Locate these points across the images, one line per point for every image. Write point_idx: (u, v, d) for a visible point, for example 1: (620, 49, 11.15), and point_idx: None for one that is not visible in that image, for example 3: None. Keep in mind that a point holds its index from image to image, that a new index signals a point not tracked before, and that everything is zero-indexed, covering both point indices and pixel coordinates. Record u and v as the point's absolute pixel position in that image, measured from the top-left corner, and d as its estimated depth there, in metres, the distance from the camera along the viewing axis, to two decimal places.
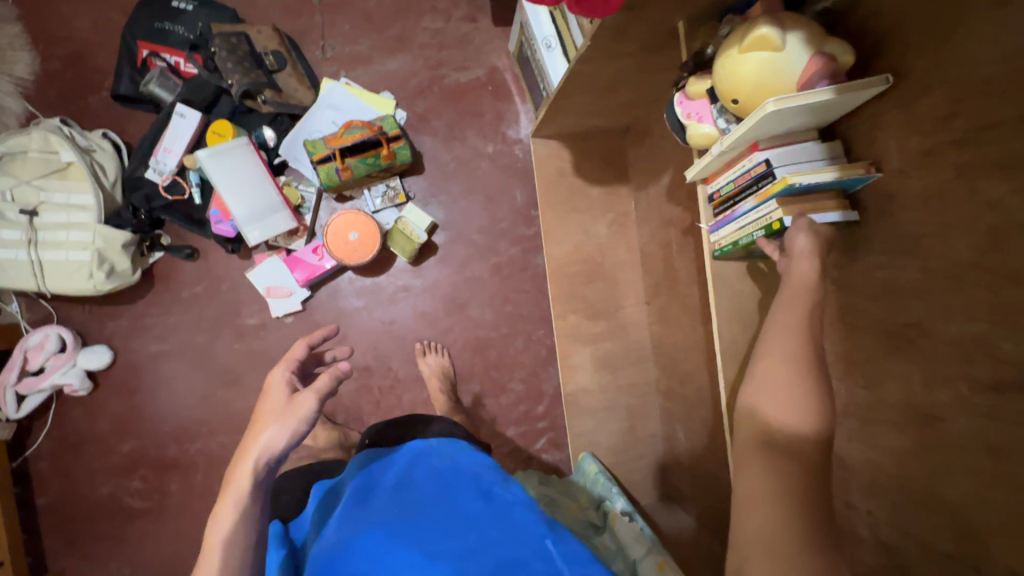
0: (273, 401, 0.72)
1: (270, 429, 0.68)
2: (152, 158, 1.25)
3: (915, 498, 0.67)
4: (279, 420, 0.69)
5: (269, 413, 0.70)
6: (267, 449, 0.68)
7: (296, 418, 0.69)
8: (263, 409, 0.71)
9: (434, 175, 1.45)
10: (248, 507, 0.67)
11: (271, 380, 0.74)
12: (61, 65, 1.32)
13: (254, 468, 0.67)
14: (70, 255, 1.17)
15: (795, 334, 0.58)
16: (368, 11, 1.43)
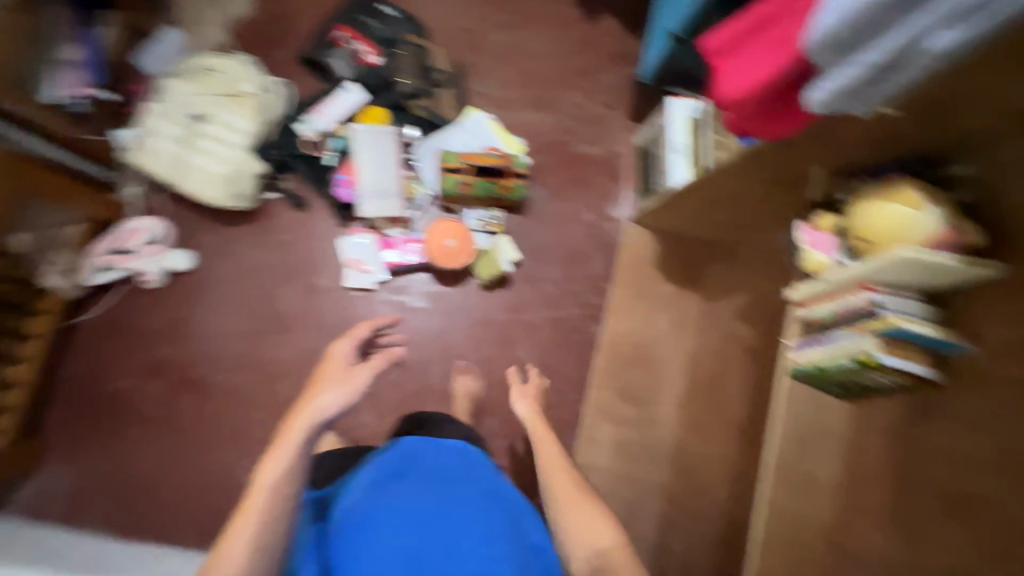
0: (337, 368, 0.97)
1: (328, 393, 0.88)
2: (307, 115, 1.39)
3: None
4: (337, 389, 0.89)
5: (332, 375, 0.95)
6: (322, 410, 0.85)
7: (351, 387, 0.90)
8: (324, 377, 0.94)
9: (531, 219, 1.56)
10: (298, 455, 0.81)
11: (332, 353, 1.01)
12: (265, 16, 1.49)
13: (309, 425, 0.84)
14: (209, 166, 1.30)
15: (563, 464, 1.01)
16: (529, 68, 1.61)
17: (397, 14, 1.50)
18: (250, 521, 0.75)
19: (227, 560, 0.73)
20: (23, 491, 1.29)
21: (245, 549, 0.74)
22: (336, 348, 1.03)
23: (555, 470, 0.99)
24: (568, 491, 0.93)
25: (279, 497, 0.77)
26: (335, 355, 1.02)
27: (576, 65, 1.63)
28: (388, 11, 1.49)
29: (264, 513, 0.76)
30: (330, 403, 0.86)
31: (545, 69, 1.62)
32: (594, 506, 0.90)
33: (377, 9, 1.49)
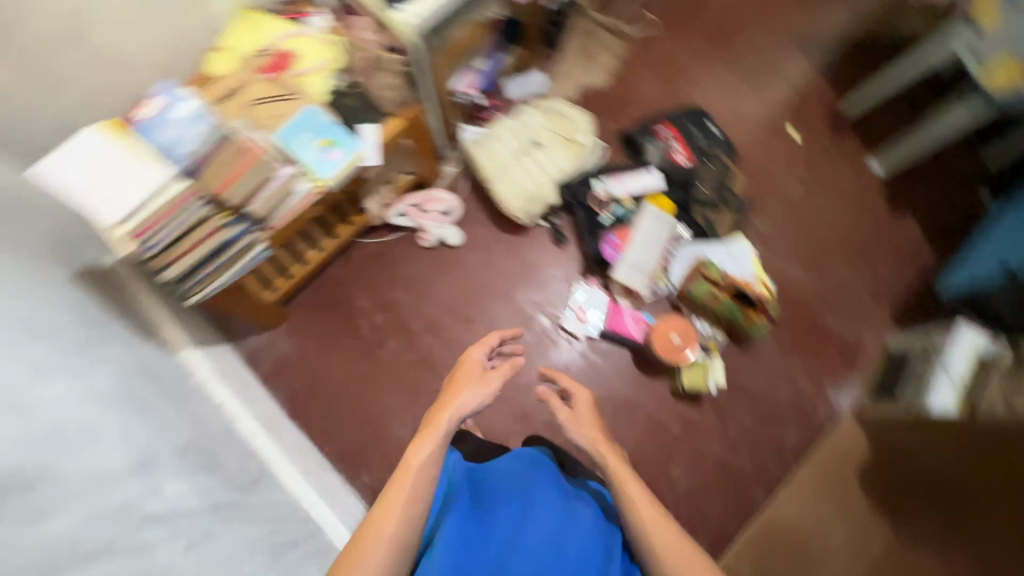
0: (471, 374, 1.13)
1: (469, 392, 1.06)
2: (606, 177, 1.56)
3: None
4: (473, 389, 1.07)
5: (477, 377, 1.11)
6: (461, 409, 1.03)
7: (484, 388, 1.08)
8: (460, 380, 1.11)
9: (749, 358, 1.55)
10: (441, 443, 0.96)
11: (467, 357, 1.15)
12: (613, 92, 1.75)
13: (450, 421, 1.00)
14: (524, 179, 1.51)
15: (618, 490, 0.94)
16: (809, 228, 1.66)
17: (718, 134, 1.66)
18: (405, 488, 0.86)
19: (382, 523, 0.82)
20: (249, 340, 1.54)
21: (396, 515, 0.83)
22: (469, 353, 1.18)
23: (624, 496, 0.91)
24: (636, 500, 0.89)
25: (430, 473, 0.90)
26: (468, 359, 1.16)
27: (857, 246, 1.64)
28: (713, 128, 1.66)
29: (416, 483, 0.88)
30: (469, 401, 1.05)
31: (824, 236, 1.66)
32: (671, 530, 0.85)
33: (704, 124, 1.67)
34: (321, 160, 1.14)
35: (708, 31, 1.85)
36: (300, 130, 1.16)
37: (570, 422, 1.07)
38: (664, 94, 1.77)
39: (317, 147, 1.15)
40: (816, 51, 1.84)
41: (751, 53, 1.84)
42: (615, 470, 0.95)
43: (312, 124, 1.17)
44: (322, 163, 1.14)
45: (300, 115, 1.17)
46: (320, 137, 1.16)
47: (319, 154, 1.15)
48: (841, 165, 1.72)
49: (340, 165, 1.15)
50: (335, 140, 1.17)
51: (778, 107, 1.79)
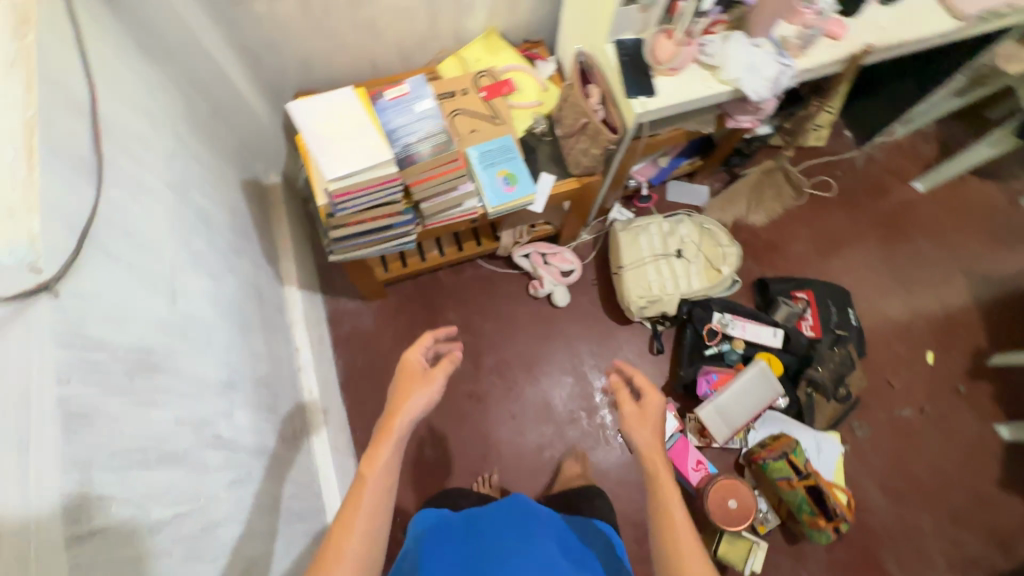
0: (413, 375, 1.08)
1: (413, 395, 1.02)
2: (729, 314, 1.53)
3: None
4: (422, 390, 1.03)
5: (424, 381, 1.04)
6: (410, 414, 1.00)
7: (430, 389, 1.04)
8: (406, 383, 1.07)
9: (791, 559, 1.43)
10: (396, 451, 0.93)
11: (409, 360, 1.09)
12: (768, 237, 1.73)
13: (400, 427, 0.97)
14: (651, 281, 1.47)
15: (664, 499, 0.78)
16: (908, 460, 1.54)
17: (854, 326, 1.59)
18: (368, 503, 0.85)
19: (345, 544, 0.81)
20: (339, 297, 1.58)
21: (361, 532, 0.83)
22: (411, 354, 1.11)
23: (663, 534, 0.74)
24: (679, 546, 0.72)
25: (390, 488, 0.88)
26: (408, 362, 1.10)
27: (950, 502, 1.51)
28: (851, 318, 1.59)
29: (378, 496, 0.87)
30: (414, 409, 1.01)
31: (920, 476, 1.53)
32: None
33: (845, 310, 1.60)
34: (494, 188, 1.21)
35: (883, 223, 1.81)
36: (487, 155, 1.23)
37: (631, 420, 0.89)
38: (814, 262, 1.73)
39: (495, 175, 1.22)
40: (985, 291, 1.75)
41: (917, 261, 1.77)
42: (662, 493, 0.78)
43: (500, 153, 1.24)
44: (493, 191, 1.21)
45: (492, 142, 1.24)
46: (501, 167, 1.23)
47: (494, 183, 1.21)
48: (967, 413, 1.60)
49: (508, 200, 1.21)
50: (514, 176, 1.23)
51: (925, 325, 1.70)
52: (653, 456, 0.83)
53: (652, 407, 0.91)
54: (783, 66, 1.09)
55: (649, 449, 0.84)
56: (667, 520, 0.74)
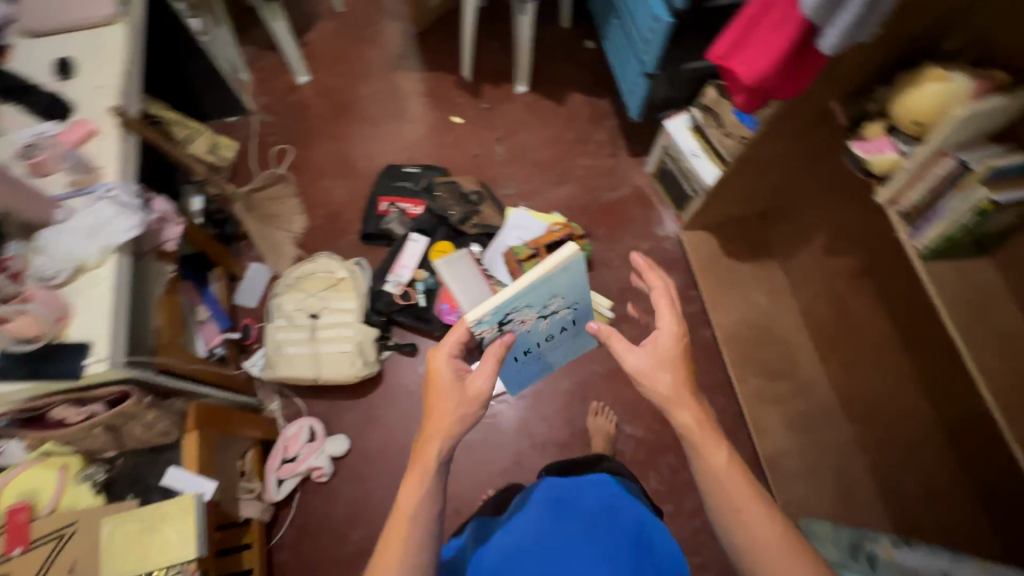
0: (446, 381, 0.81)
1: (444, 413, 0.78)
2: (390, 274, 1.59)
3: None
4: (460, 405, 0.79)
5: (448, 390, 0.80)
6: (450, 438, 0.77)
7: (459, 414, 0.79)
8: (436, 404, 0.80)
9: (603, 270, 1.70)
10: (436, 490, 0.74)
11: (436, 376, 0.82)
12: (323, 222, 1.75)
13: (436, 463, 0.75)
14: (339, 348, 1.42)
15: (722, 484, 0.70)
16: (537, 160, 1.85)
17: (421, 169, 1.76)
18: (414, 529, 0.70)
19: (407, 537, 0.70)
20: None
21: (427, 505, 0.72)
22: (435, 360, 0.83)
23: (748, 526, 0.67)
24: (741, 501, 0.69)
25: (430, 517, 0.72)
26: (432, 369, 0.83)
27: (567, 138, 1.89)
28: (413, 169, 1.76)
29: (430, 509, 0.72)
30: (453, 415, 0.78)
31: (550, 154, 1.87)
32: (801, 553, 0.65)
33: (405, 172, 1.76)
34: (541, 300, 0.90)
35: (327, 112, 1.93)
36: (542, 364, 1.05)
37: (649, 364, 0.80)
38: (356, 182, 1.81)
39: (551, 316, 0.94)
40: (404, 55, 2.03)
41: (372, 98, 1.96)
42: (727, 485, 0.70)
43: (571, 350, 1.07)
44: (525, 306, 0.88)
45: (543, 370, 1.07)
46: (563, 309, 0.95)
47: (551, 294, 0.89)
48: (505, 104, 1.95)
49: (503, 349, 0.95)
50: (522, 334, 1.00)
51: (428, 112, 1.94)
52: (736, 469, 0.71)
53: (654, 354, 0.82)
54: (105, 196, 1.00)
55: (730, 470, 0.71)
56: (732, 499, 0.69)
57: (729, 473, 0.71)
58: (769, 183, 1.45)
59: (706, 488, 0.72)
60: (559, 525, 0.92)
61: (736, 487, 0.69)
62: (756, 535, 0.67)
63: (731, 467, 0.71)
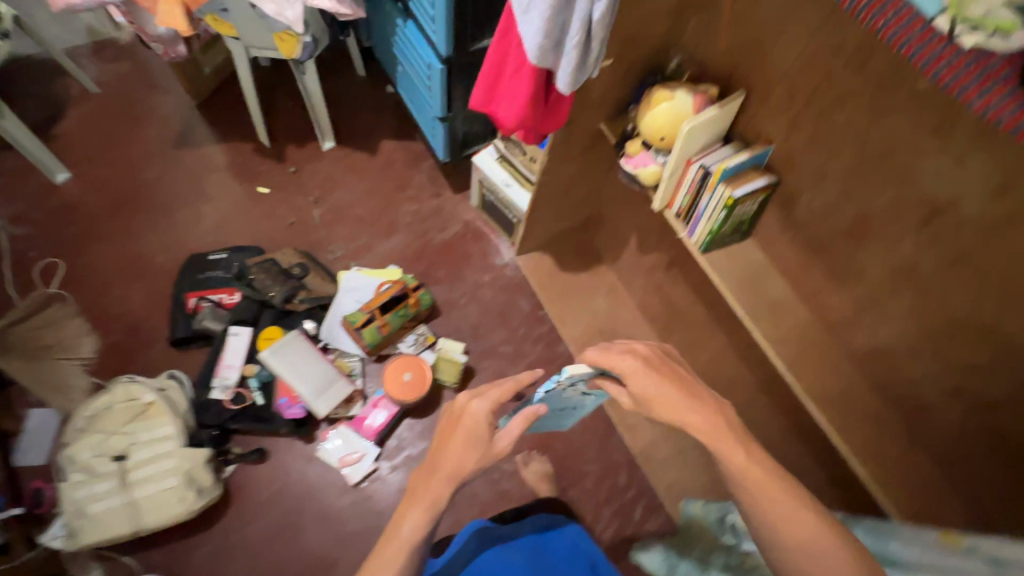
0: (470, 423, 0.89)
1: (457, 457, 0.86)
2: (215, 379, 1.41)
3: (957, 330, 0.82)
4: (477, 454, 0.87)
5: (472, 437, 0.87)
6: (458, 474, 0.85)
7: (470, 462, 0.86)
8: (452, 442, 0.88)
9: (451, 312, 1.68)
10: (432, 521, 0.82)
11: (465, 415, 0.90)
12: (121, 336, 1.50)
13: (441, 497, 0.83)
14: (161, 486, 1.21)
15: (755, 480, 0.68)
16: (360, 215, 1.78)
17: (230, 252, 1.59)
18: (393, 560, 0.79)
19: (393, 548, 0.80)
20: None
21: (414, 535, 0.81)
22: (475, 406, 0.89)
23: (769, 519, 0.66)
24: (772, 491, 0.67)
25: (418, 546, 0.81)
26: (464, 409, 0.91)
27: (387, 186, 1.84)
28: (220, 255, 1.58)
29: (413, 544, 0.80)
30: (463, 463, 0.86)
31: (372, 207, 1.80)
32: (838, 546, 0.63)
33: (211, 260, 1.58)
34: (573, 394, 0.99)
35: (102, 209, 1.67)
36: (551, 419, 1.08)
37: (645, 381, 0.80)
38: (155, 281, 1.58)
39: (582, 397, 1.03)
40: (186, 129, 1.84)
41: (155, 182, 1.74)
42: (756, 483, 0.68)
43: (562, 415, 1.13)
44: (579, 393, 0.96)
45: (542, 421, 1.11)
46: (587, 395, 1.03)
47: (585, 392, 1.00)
48: (314, 164, 1.84)
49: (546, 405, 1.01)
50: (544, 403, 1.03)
51: (228, 186, 1.77)
52: (758, 467, 0.69)
53: (669, 376, 0.81)
54: None
55: (751, 466, 0.69)
56: (764, 496, 0.67)
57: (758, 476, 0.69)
58: (578, 199, 1.54)
59: (733, 486, 0.70)
60: (503, 554, 1.06)
61: (764, 480, 0.68)
62: (787, 534, 0.65)
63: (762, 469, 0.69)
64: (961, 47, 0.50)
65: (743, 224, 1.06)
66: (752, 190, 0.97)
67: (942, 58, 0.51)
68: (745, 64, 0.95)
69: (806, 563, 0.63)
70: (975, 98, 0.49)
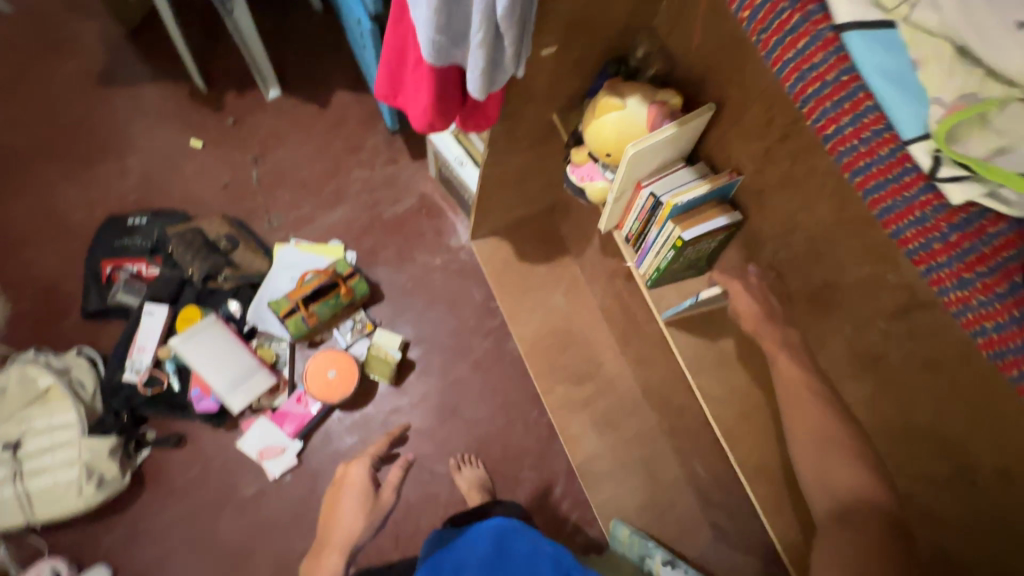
0: (355, 489, 1.06)
1: (346, 516, 1.03)
2: (128, 359, 1.30)
3: (917, 438, 0.68)
4: (367, 513, 1.04)
5: (359, 494, 1.06)
6: (356, 534, 1.01)
7: (358, 518, 1.03)
8: (339, 508, 1.05)
9: (395, 298, 1.54)
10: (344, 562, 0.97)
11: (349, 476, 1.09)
12: (32, 302, 1.39)
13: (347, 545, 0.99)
14: (57, 476, 1.17)
15: (804, 397, 0.71)
16: (303, 179, 1.59)
17: (151, 217, 1.44)
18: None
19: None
20: None
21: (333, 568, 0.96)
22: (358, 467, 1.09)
23: (795, 431, 0.70)
24: (812, 413, 0.70)
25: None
26: (349, 473, 1.09)
27: (336, 146, 1.64)
28: (140, 220, 1.43)
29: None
30: (353, 530, 1.02)
31: (318, 170, 1.61)
32: (853, 461, 0.66)
33: (131, 224, 1.43)
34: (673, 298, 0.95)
35: (13, 156, 1.50)
36: None
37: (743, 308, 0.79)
38: (70, 242, 1.44)
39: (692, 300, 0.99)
40: (110, 64, 1.61)
41: (73, 126, 1.55)
42: (795, 400, 0.72)
43: None
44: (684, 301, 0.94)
45: None
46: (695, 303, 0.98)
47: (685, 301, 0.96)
48: (254, 114, 1.63)
49: None
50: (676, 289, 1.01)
51: (155, 135, 1.57)
52: (804, 382, 0.72)
53: (767, 301, 0.79)
54: None
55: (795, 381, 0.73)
56: (796, 407, 0.71)
57: (788, 390, 0.73)
58: (539, 187, 1.34)
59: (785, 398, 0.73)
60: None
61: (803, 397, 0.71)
62: (812, 442, 0.69)
63: (799, 374, 0.74)
64: (922, 203, 0.40)
65: (703, 260, 0.89)
66: (710, 232, 0.78)
67: (909, 216, 0.40)
68: (721, 70, 0.74)
69: (829, 473, 0.67)
70: (940, 279, 0.39)
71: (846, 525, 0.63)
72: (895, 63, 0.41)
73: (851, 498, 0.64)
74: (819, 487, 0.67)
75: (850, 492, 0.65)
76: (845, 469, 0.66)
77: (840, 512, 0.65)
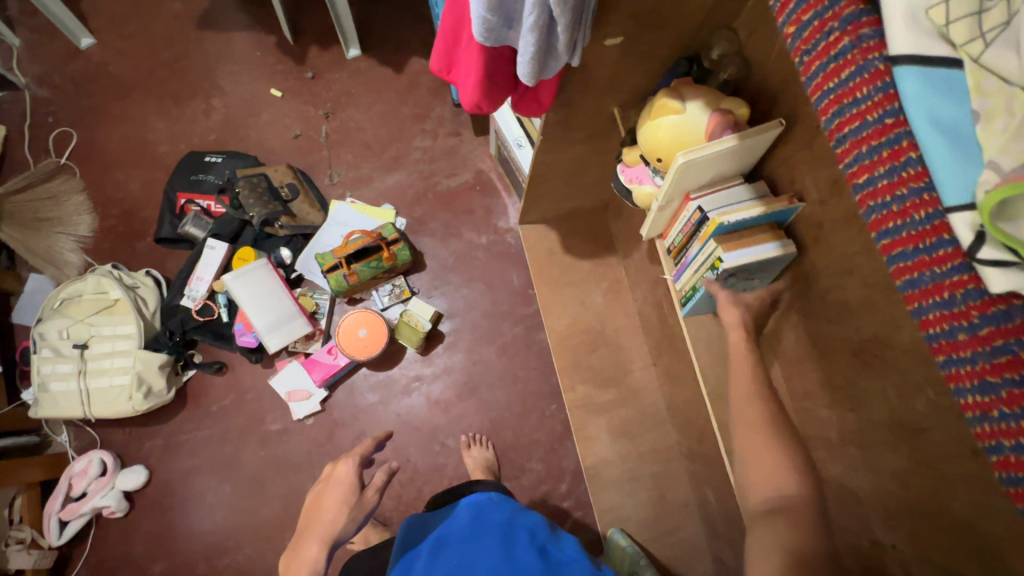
0: (340, 488, 0.90)
1: (326, 516, 0.86)
2: (187, 287, 1.40)
3: (948, 527, 0.61)
4: (349, 510, 0.87)
5: (342, 490, 0.90)
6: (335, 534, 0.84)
7: (340, 515, 0.86)
8: (323, 504, 0.89)
9: (435, 269, 1.56)
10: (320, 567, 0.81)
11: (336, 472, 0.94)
12: (116, 221, 1.53)
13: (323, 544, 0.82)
14: (113, 380, 1.30)
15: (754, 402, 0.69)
16: (368, 140, 1.63)
17: (225, 157, 1.53)
18: None
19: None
20: None
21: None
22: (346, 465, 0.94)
23: (741, 426, 0.68)
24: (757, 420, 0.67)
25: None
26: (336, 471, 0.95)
27: (404, 113, 1.66)
28: (216, 158, 1.52)
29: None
30: (335, 524, 0.84)
31: (382, 133, 1.64)
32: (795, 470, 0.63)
33: (207, 162, 1.53)
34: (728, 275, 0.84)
35: (117, 85, 1.64)
36: None
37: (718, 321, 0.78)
38: (154, 172, 1.57)
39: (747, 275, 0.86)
40: (211, 8, 1.70)
41: (172, 64, 1.66)
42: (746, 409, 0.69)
43: None
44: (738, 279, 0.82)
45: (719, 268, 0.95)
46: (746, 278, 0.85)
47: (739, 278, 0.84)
48: (332, 72, 1.67)
49: None
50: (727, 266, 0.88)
51: (240, 81, 1.66)
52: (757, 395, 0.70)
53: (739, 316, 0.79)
54: None
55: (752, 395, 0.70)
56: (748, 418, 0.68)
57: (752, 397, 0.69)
58: (593, 181, 1.29)
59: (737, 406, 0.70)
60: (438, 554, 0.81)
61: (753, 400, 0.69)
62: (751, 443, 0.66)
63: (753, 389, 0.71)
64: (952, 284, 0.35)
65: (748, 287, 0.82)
66: (756, 258, 0.72)
67: (935, 296, 0.35)
68: (798, 85, 0.67)
69: (768, 475, 0.63)
70: (959, 375, 0.35)
71: (779, 520, 0.59)
72: (951, 114, 0.35)
73: (788, 499, 0.61)
74: (756, 489, 0.63)
75: (785, 491, 0.61)
76: (779, 472, 0.63)
77: (772, 510, 0.61)
